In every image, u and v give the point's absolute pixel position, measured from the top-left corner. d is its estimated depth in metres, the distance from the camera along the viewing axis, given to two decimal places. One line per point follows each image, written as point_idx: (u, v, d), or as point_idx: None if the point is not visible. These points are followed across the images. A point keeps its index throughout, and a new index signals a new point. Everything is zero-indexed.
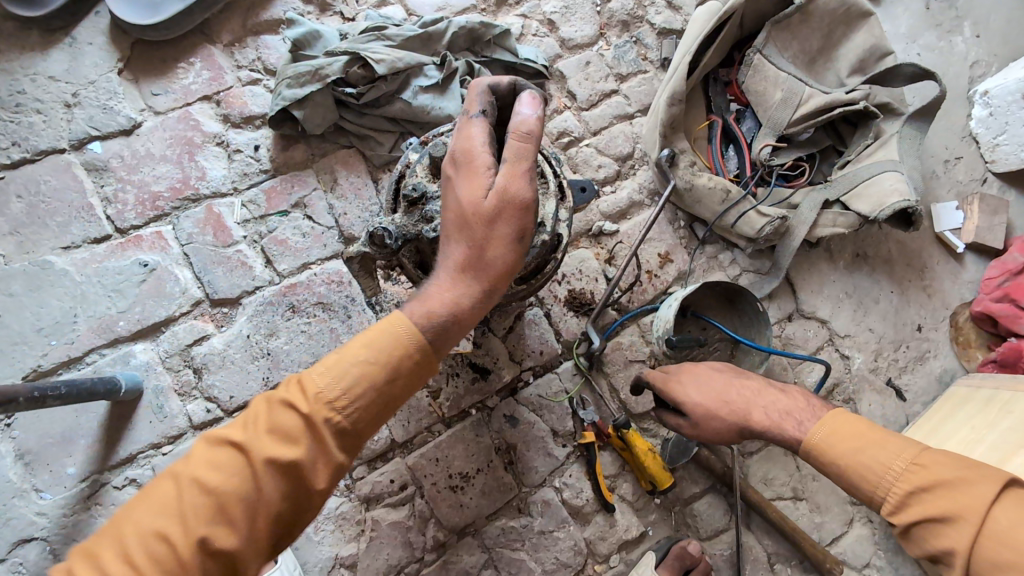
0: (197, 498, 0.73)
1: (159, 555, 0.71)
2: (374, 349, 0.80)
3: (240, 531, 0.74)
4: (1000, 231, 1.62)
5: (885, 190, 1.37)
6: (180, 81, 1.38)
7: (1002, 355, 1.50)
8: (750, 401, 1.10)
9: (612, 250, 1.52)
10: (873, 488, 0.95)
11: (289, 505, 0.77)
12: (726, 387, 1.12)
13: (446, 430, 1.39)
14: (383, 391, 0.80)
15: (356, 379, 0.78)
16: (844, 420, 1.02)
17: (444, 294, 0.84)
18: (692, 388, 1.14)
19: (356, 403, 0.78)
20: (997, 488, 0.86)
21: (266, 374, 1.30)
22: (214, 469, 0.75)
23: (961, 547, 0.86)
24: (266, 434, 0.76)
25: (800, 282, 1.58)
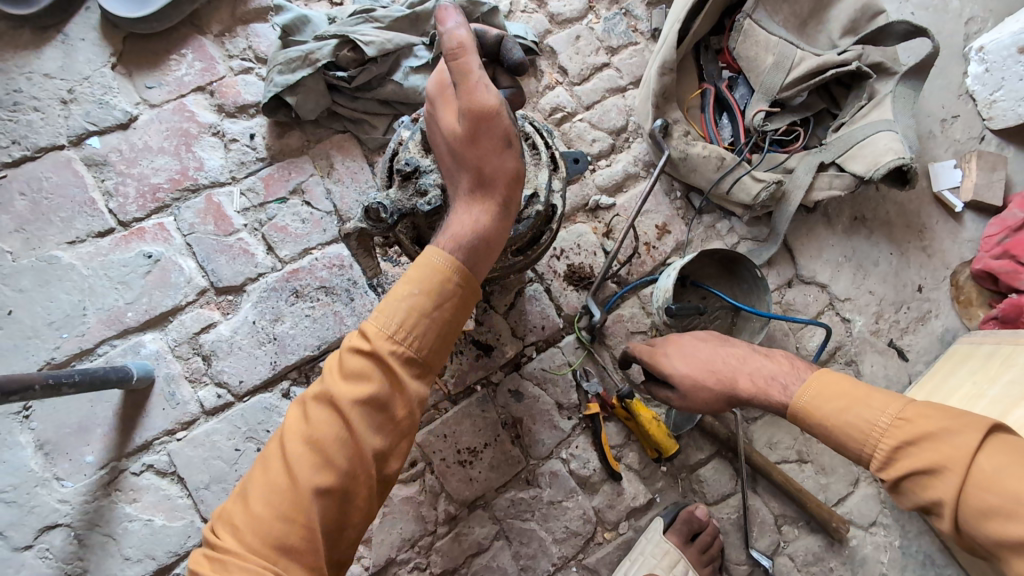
0: (303, 450, 0.78)
1: (278, 508, 0.77)
2: (421, 282, 0.82)
3: (342, 471, 0.78)
4: (998, 187, 1.62)
5: (879, 150, 1.37)
6: (173, 73, 1.39)
7: (1003, 311, 1.49)
8: (735, 369, 1.11)
9: (609, 223, 1.52)
10: (860, 446, 0.97)
11: (379, 434, 0.80)
12: (712, 357, 1.13)
13: (453, 406, 1.41)
14: (438, 317, 0.82)
15: (407, 313, 0.81)
16: (829, 380, 1.03)
17: (467, 217, 0.85)
18: (678, 359, 1.15)
19: (412, 332, 0.81)
20: (980, 436, 0.86)
21: (274, 358, 1.33)
22: (309, 422, 0.79)
23: (948, 498, 0.87)
24: (342, 380, 0.80)
25: (799, 248, 1.58)
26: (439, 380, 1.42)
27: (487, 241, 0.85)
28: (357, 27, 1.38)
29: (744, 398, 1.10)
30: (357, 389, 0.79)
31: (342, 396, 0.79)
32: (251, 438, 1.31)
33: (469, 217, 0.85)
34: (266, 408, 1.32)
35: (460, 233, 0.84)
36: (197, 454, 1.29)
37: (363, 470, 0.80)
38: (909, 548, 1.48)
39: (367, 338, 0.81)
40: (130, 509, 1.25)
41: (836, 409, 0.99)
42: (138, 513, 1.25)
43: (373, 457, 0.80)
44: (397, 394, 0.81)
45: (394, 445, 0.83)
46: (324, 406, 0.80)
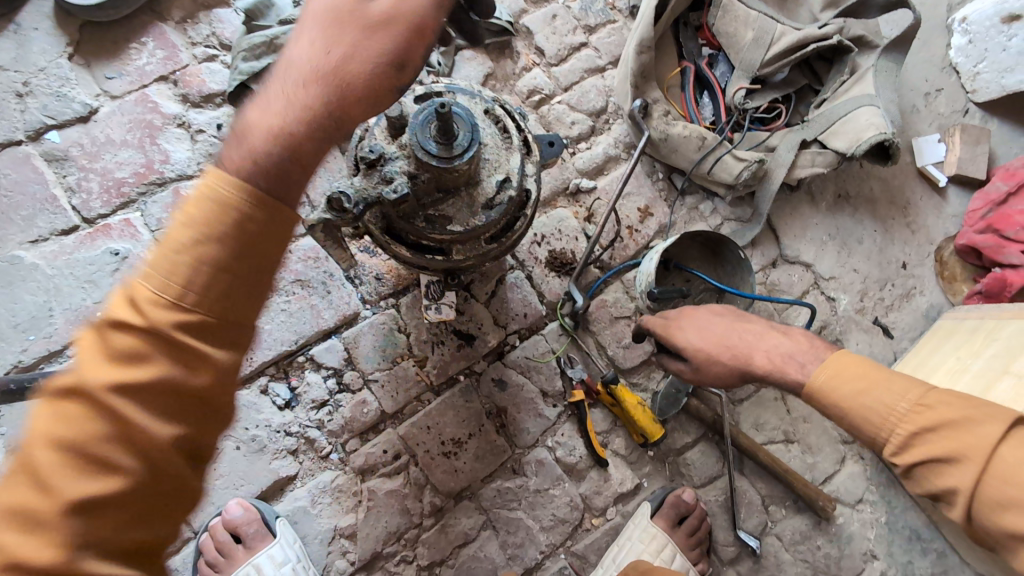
0: (48, 458, 0.57)
1: (23, 552, 0.54)
2: (204, 220, 0.63)
3: (120, 478, 0.58)
4: (982, 161, 1.60)
5: (861, 125, 1.35)
6: (133, 62, 1.34)
7: (987, 286, 1.49)
8: (750, 344, 1.07)
9: (590, 207, 1.50)
10: (875, 430, 0.92)
11: (166, 424, 0.61)
12: (726, 331, 1.10)
13: (436, 398, 1.39)
14: (234, 270, 0.64)
15: (189, 263, 0.62)
16: (847, 362, 0.98)
17: (268, 112, 0.67)
18: (693, 332, 1.12)
19: (196, 290, 0.62)
20: (1004, 427, 0.81)
21: (250, 354, 1.31)
22: (60, 435, 0.57)
23: (966, 487, 0.82)
24: (102, 360, 0.60)
25: (783, 227, 1.56)
26: (420, 371, 1.39)
27: (294, 147, 0.67)
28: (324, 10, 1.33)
29: (759, 373, 1.06)
30: (126, 368, 0.59)
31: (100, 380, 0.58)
32: (229, 436, 1.29)
33: (273, 112, 0.67)
34: (244, 405, 1.30)
35: (254, 146, 0.66)
36: None
37: (150, 468, 0.60)
38: (896, 523, 1.49)
39: (135, 302, 0.61)
40: None
41: (852, 390, 0.94)
42: None
43: (157, 456, 0.60)
44: (191, 369, 0.62)
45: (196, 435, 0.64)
46: (74, 397, 0.58)
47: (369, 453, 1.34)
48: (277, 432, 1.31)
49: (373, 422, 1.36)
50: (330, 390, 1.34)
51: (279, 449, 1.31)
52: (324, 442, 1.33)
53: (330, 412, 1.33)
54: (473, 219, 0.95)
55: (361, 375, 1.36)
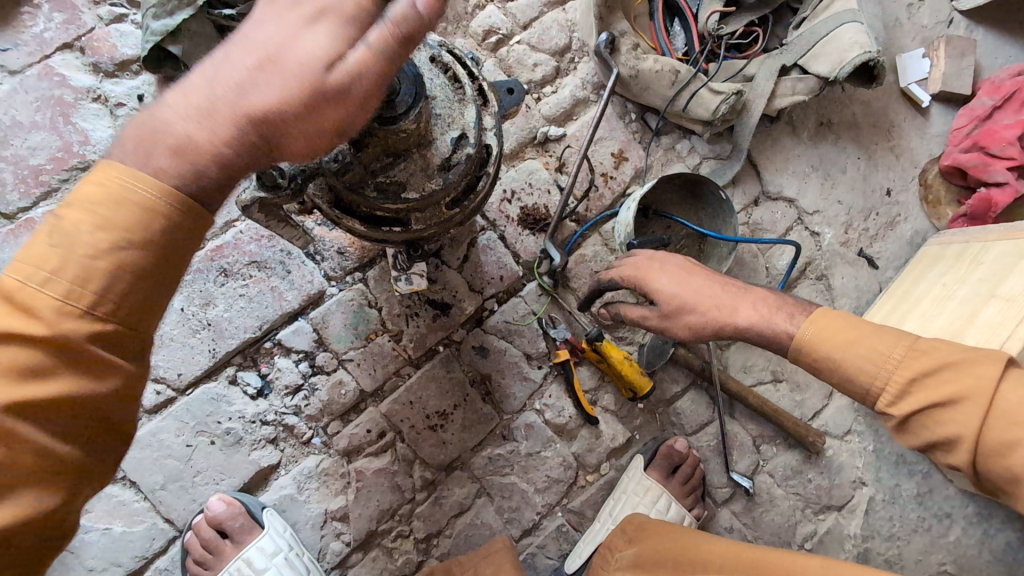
0: None
1: None
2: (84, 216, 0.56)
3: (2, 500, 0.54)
4: (968, 75, 1.53)
5: (844, 46, 1.25)
6: (30, 30, 1.17)
7: (972, 208, 1.46)
8: (736, 298, 1.01)
9: (561, 156, 1.40)
10: (870, 377, 0.88)
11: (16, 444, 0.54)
12: (701, 283, 1.03)
13: (416, 371, 1.34)
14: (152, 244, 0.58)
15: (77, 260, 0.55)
16: (833, 314, 0.95)
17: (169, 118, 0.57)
18: (669, 279, 1.04)
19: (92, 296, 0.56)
20: (1001, 368, 0.81)
21: (212, 345, 1.23)
22: None
23: (969, 430, 0.80)
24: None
25: (764, 162, 1.49)
26: (397, 346, 1.32)
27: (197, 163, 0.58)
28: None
29: (739, 326, 1.00)
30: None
31: (79, 347, 0.56)
32: (201, 432, 1.22)
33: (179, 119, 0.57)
34: (214, 398, 1.23)
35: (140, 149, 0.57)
36: (146, 456, 1.20)
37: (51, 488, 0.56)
38: (883, 451, 1.51)
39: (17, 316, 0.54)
40: (84, 520, 1.17)
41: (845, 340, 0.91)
42: (93, 524, 1.17)
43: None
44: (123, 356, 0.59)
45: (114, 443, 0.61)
46: None
47: (352, 435, 1.29)
48: (252, 423, 1.25)
49: (353, 403, 1.30)
50: (304, 374, 1.27)
51: (256, 440, 1.25)
52: (304, 428, 1.27)
53: (306, 396, 1.27)
54: (428, 183, 0.86)
55: (334, 356, 1.29)
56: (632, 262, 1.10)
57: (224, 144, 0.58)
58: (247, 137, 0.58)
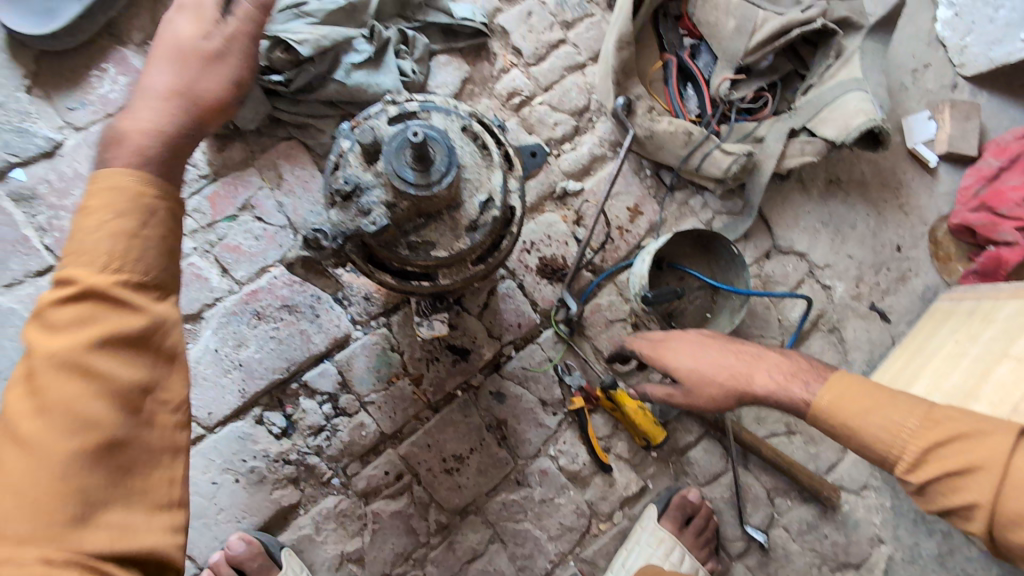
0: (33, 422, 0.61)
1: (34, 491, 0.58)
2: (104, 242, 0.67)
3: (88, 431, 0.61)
4: (973, 137, 1.58)
5: (850, 112, 1.31)
6: (96, 91, 1.28)
7: (982, 265, 1.48)
8: (750, 366, 1.06)
9: (579, 210, 1.47)
10: (886, 445, 0.92)
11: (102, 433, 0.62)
12: (720, 355, 1.09)
13: (434, 414, 1.37)
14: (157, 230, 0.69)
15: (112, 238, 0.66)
16: (849, 381, 0.98)
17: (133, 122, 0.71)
18: (683, 354, 1.11)
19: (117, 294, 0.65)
20: (1015, 440, 0.82)
21: (242, 386, 1.28)
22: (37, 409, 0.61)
23: (985, 499, 0.82)
24: (49, 334, 0.63)
25: (775, 218, 1.54)
26: (417, 390, 1.36)
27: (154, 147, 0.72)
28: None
29: (758, 396, 1.05)
30: (68, 390, 0.61)
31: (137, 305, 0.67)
32: (227, 470, 1.27)
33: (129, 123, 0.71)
34: (240, 437, 1.28)
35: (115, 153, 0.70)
36: None
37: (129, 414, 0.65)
38: (901, 507, 1.49)
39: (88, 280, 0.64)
40: None
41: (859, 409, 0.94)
42: None
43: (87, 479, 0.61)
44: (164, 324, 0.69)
45: (176, 383, 0.71)
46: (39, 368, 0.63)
47: (370, 477, 1.32)
48: (275, 462, 1.29)
49: (373, 444, 1.34)
50: (327, 415, 1.32)
51: (278, 479, 1.29)
52: (325, 468, 1.31)
53: (328, 437, 1.31)
54: (457, 243, 0.92)
55: (356, 398, 1.33)
56: (651, 340, 1.19)
57: (175, 135, 0.74)
58: (184, 129, 0.74)
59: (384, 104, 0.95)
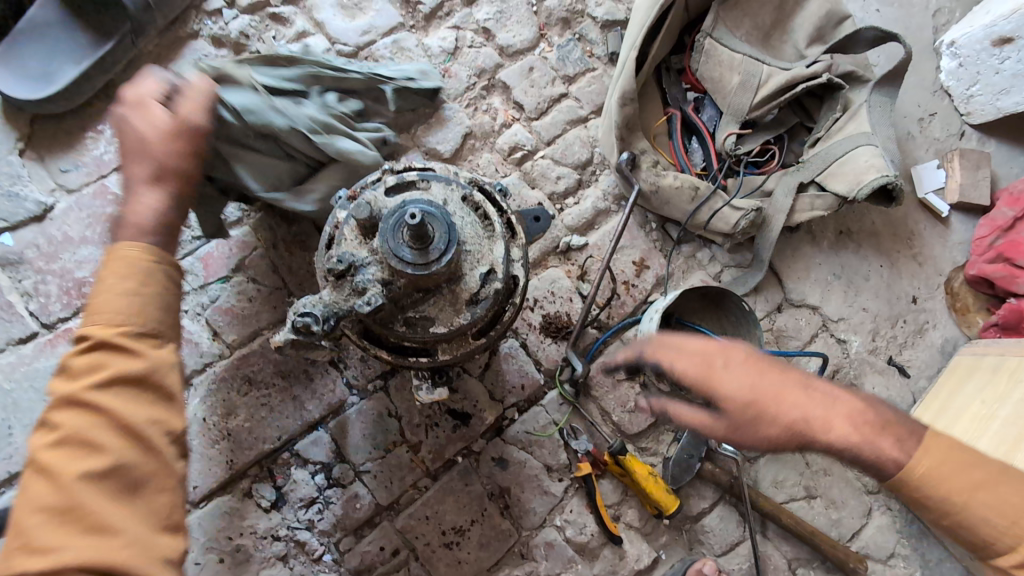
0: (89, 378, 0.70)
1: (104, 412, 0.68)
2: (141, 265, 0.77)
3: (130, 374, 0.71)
4: (985, 186, 1.55)
5: (860, 167, 1.28)
6: (90, 152, 1.26)
7: (1004, 318, 1.43)
8: (826, 411, 0.82)
9: (583, 265, 1.42)
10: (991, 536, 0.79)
11: (138, 429, 0.70)
12: (784, 390, 0.83)
13: (433, 483, 1.30)
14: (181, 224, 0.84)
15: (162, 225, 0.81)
16: (947, 445, 0.82)
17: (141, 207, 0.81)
18: (727, 376, 0.84)
19: (158, 323, 0.75)
20: None
21: (230, 457, 1.21)
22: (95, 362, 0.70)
23: None
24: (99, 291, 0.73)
25: (786, 270, 1.49)
26: (415, 457, 1.29)
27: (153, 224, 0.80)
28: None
29: (824, 445, 0.82)
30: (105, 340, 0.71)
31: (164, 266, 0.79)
32: (212, 549, 1.19)
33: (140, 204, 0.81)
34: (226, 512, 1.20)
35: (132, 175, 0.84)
36: None
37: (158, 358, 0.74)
38: None
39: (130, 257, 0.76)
40: None
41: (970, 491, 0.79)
42: None
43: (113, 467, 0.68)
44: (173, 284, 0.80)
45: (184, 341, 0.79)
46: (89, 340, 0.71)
47: (364, 552, 1.24)
48: (263, 538, 1.21)
49: (368, 516, 1.26)
50: (319, 487, 1.25)
51: (266, 557, 1.21)
52: (316, 544, 1.23)
53: (320, 510, 1.24)
54: (457, 318, 0.87)
55: (351, 467, 1.27)
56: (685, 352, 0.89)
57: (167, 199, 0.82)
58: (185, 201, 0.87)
59: (381, 174, 0.93)
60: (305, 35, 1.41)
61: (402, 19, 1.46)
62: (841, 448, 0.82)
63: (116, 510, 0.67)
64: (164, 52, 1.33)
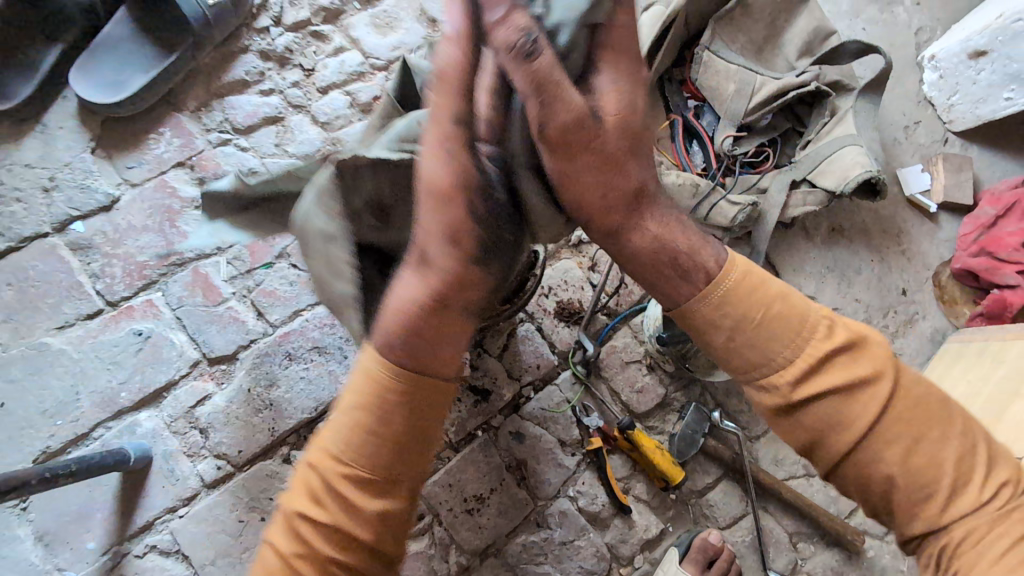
0: (333, 470, 0.76)
1: (360, 490, 0.76)
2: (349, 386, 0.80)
3: (380, 457, 0.76)
4: (967, 187, 1.67)
5: (847, 164, 1.41)
6: (152, 151, 1.41)
7: (988, 307, 1.54)
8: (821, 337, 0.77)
9: (593, 257, 1.55)
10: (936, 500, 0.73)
11: (361, 508, 0.75)
12: (781, 310, 0.78)
13: (456, 454, 1.40)
14: (383, 430, 0.76)
15: (350, 430, 0.77)
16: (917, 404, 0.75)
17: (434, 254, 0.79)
18: (608, 97, 0.80)
19: (405, 430, 0.76)
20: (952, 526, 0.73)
21: (272, 425, 1.33)
22: (351, 448, 0.76)
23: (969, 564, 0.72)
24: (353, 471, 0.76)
25: (782, 263, 1.61)
26: None
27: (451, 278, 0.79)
28: (343, 130, 1.49)
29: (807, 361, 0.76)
30: (400, 423, 0.76)
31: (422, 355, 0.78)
32: (254, 508, 1.30)
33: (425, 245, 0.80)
34: (267, 475, 1.31)
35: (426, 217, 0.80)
36: (201, 530, 1.27)
37: (397, 442, 0.76)
38: None
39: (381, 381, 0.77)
40: None
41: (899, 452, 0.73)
42: None
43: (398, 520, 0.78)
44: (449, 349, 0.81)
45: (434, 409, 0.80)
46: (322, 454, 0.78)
47: None
48: None
49: None
50: None
51: None
52: None
53: None
54: None
55: None
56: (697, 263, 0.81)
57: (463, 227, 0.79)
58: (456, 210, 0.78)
59: None
60: (342, 50, 1.55)
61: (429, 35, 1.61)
62: (673, 287, 0.81)
63: (354, 522, 0.75)
64: (218, 63, 1.48)
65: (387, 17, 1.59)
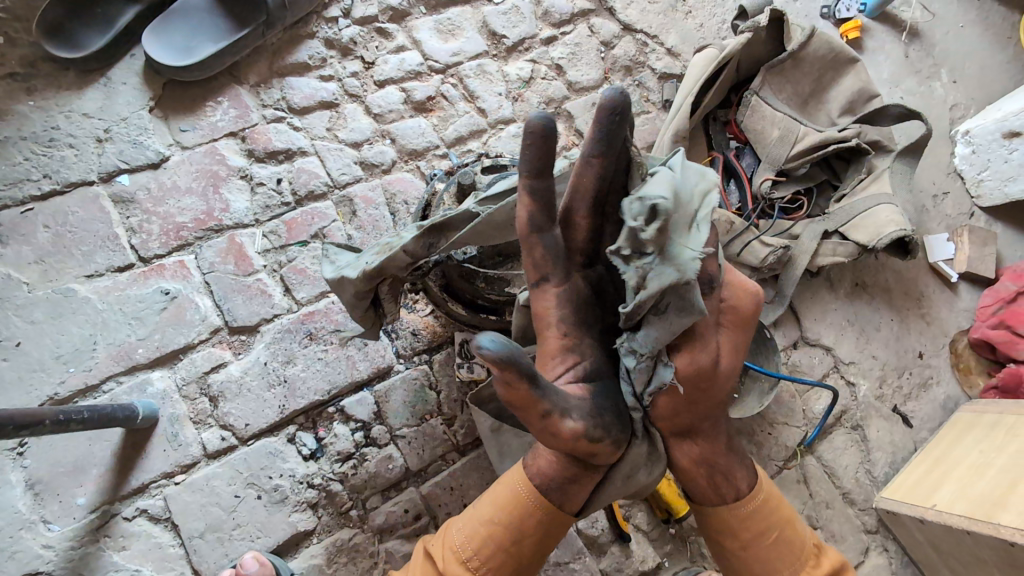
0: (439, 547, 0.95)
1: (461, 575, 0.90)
2: (501, 483, 0.94)
3: (494, 548, 0.91)
4: (990, 261, 1.70)
5: (881, 221, 1.45)
6: (208, 118, 1.44)
7: (1003, 381, 1.55)
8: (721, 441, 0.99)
9: None
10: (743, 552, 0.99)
11: None
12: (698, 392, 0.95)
13: (461, 458, 1.36)
14: (496, 526, 0.91)
15: (470, 518, 0.94)
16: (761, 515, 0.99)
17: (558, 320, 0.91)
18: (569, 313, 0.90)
19: (483, 559, 0.91)
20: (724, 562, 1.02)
21: (283, 402, 1.31)
22: (460, 538, 0.93)
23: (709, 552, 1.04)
24: (454, 552, 0.92)
25: (805, 311, 1.62)
26: (448, 430, 1.37)
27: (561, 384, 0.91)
28: (394, 124, 1.54)
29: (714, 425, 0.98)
30: (505, 523, 0.91)
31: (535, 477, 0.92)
32: (252, 484, 1.27)
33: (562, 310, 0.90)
34: (271, 452, 1.29)
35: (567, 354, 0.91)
36: (194, 500, 1.24)
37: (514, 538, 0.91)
38: None
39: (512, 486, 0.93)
40: (118, 557, 1.19)
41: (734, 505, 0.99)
42: (124, 563, 1.19)
43: None
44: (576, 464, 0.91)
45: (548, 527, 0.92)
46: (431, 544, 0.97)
47: (389, 513, 1.30)
48: (300, 483, 1.28)
49: (396, 480, 1.32)
50: (357, 443, 1.33)
51: (299, 501, 1.27)
52: (346, 497, 1.29)
53: (354, 465, 1.31)
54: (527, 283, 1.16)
55: (388, 430, 1.34)
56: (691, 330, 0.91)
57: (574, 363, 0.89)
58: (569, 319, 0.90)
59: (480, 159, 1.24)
60: (403, 49, 1.61)
61: (487, 47, 1.66)
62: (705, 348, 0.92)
63: None
64: (284, 44, 1.53)
65: (450, 25, 1.65)
